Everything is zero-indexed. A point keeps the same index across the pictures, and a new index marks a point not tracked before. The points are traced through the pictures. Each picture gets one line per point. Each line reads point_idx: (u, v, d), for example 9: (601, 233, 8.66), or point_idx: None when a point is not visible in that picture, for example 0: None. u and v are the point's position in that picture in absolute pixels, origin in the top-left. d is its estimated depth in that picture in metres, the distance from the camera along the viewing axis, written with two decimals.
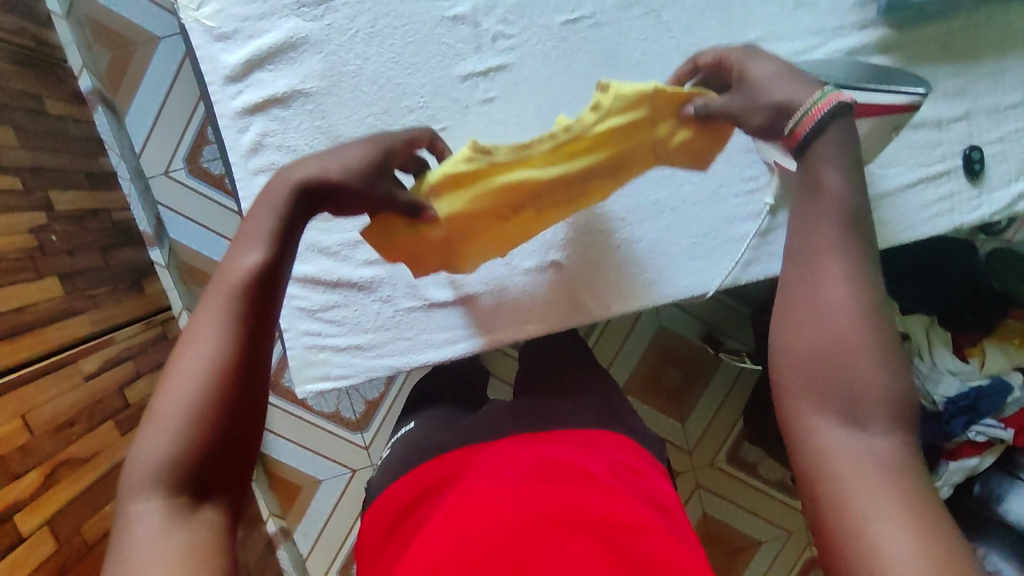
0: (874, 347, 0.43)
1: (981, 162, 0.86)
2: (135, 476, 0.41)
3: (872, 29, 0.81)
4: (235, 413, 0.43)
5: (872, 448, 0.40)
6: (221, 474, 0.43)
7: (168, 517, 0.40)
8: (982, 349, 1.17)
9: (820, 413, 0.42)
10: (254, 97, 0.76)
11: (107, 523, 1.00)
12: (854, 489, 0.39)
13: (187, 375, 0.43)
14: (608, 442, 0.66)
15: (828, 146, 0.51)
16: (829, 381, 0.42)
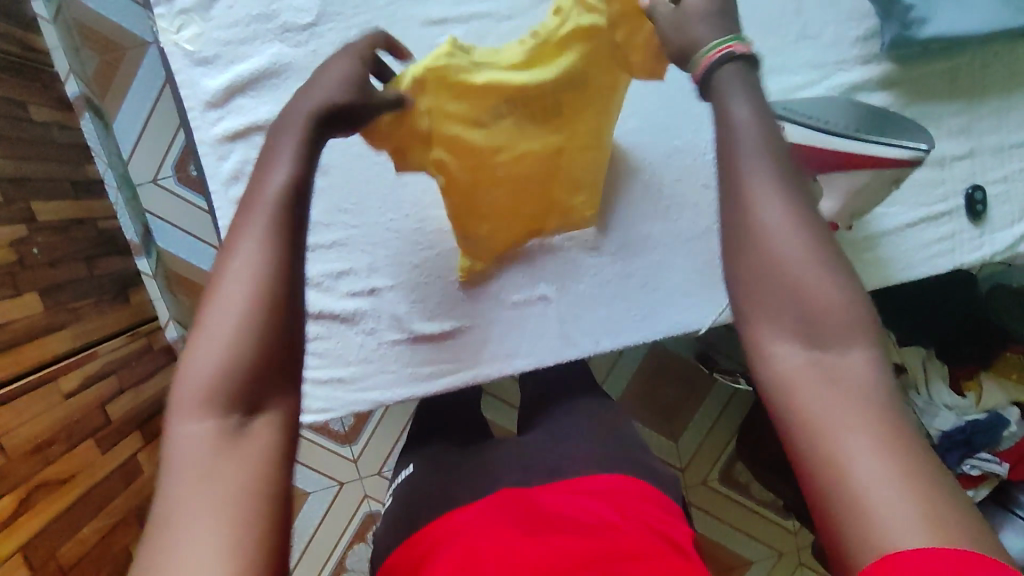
0: (821, 265, 0.39)
1: (983, 202, 0.84)
2: (181, 405, 0.37)
3: (876, 65, 0.78)
4: (282, 336, 0.39)
5: (846, 373, 0.37)
6: (265, 399, 0.38)
7: (221, 450, 0.36)
8: (979, 384, 1.14)
9: (778, 343, 0.38)
10: (235, 124, 0.74)
11: (82, 547, 0.99)
12: (835, 419, 0.35)
13: (229, 296, 0.39)
14: (625, 489, 0.59)
15: (731, 79, 0.45)
16: (783, 304, 0.39)
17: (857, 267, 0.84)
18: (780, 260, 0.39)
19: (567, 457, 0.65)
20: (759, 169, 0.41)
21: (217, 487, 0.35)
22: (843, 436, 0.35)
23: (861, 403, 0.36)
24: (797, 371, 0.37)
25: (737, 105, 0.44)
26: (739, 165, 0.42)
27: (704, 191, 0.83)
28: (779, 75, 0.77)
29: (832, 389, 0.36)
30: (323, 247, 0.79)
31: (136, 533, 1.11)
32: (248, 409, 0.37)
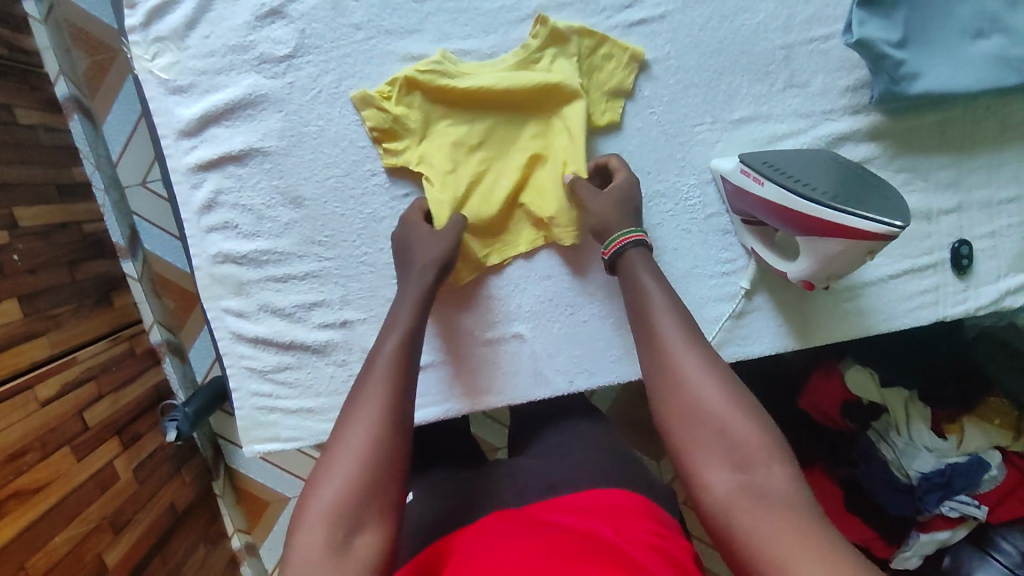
0: (738, 406, 0.54)
1: (969, 257, 0.83)
2: (311, 512, 0.50)
3: (864, 115, 0.78)
4: (387, 460, 0.54)
5: (764, 486, 0.50)
6: (359, 510, 0.51)
7: (336, 545, 0.49)
8: (961, 427, 1.13)
9: (717, 468, 0.52)
10: (208, 153, 0.73)
11: (53, 556, 0.99)
12: (756, 524, 0.48)
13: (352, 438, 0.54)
14: (616, 501, 0.64)
15: (636, 263, 0.67)
16: (710, 439, 0.54)
17: (839, 317, 0.83)
18: (699, 403, 0.55)
19: (566, 479, 0.69)
20: (679, 340, 0.60)
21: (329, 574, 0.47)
22: (764, 535, 0.47)
23: (778, 511, 0.48)
24: (723, 488, 0.51)
25: (658, 295, 0.64)
26: (666, 338, 0.60)
27: (684, 237, 0.80)
28: (770, 123, 0.78)
29: (751, 501, 0.50)
30: (296, 278, 0.76)
31: (111, 539, 1.12)
32: (357, 515, 0.50)
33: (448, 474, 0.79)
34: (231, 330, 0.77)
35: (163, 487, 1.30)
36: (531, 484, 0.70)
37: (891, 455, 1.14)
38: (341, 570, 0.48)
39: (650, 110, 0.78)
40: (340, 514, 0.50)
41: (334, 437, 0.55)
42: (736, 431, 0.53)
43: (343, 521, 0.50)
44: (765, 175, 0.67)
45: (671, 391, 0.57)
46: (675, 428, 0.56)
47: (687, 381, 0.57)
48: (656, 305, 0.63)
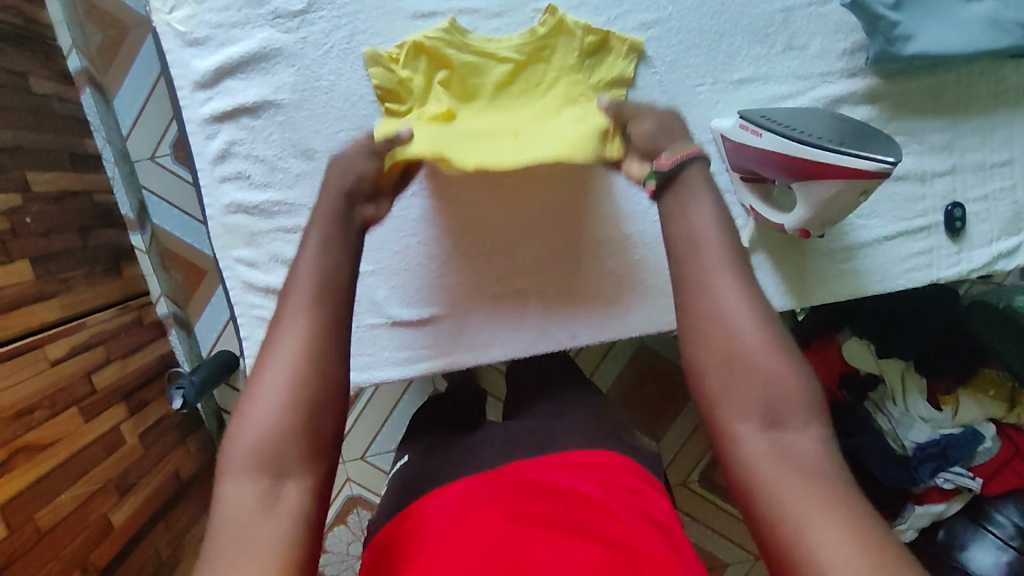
0: (783, 348, 0.48)
1: (962, 219, 0.85)
2: (240, 454, 0.45)
3: (861, 78, 0.80)
4: (321, 403, 0.47)
5: (794, 449, 0.45)
6: (288, 458, 0.45)
7: (262, 500, 0.44)
8: (957, 398, 1.15)
9: (745, 421, 0.47)
10: (223, 104, 0.75)
11: (61, 511, 1.00)
12: (785, 487, 0.43)
13: (280, 376, 0.47)
14: (602, 463, 0.66)
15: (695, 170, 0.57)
16: (749, 390, 0.47)
17: (834, 278, 0.85)
18: (740, 344, 0.48)
19: (551, 439, 0.72)
20: (728, 274, 0.51)
21: (257, 527, 0.43)
22: (789, 497, 0.43)
23: (804, 474, 0.44)
24: (756, 447, 0.46)
25: (710, 223, 0.53)
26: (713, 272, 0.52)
27: None
28: (769, 84, 0.80)
29: (783, 464, 0.44)
30: None
31: (115, 501, 1.13)
32: (284, 460, 0.45)
33: (442, 437, 0.81)
34: (242, 280, 0.79)
35: (168, 455, 1.32)
36: (524, 442, 0.72)
37: (887, 425, 1.17)
38: (268, 522, 0.43)
39: (653, 70, 0.80)
40: (257, 465, 0.45)
41: (258, 367, 0.48)
42: (780, 384, 0.47)
43: (264, 470, 0.45)
44: (763, 127, 0.69)
45: (713, 331, 0.49)
46: (712, 371, 0.49)
47: (730, 323, 0.49)
48: (703, 234, 0.53)
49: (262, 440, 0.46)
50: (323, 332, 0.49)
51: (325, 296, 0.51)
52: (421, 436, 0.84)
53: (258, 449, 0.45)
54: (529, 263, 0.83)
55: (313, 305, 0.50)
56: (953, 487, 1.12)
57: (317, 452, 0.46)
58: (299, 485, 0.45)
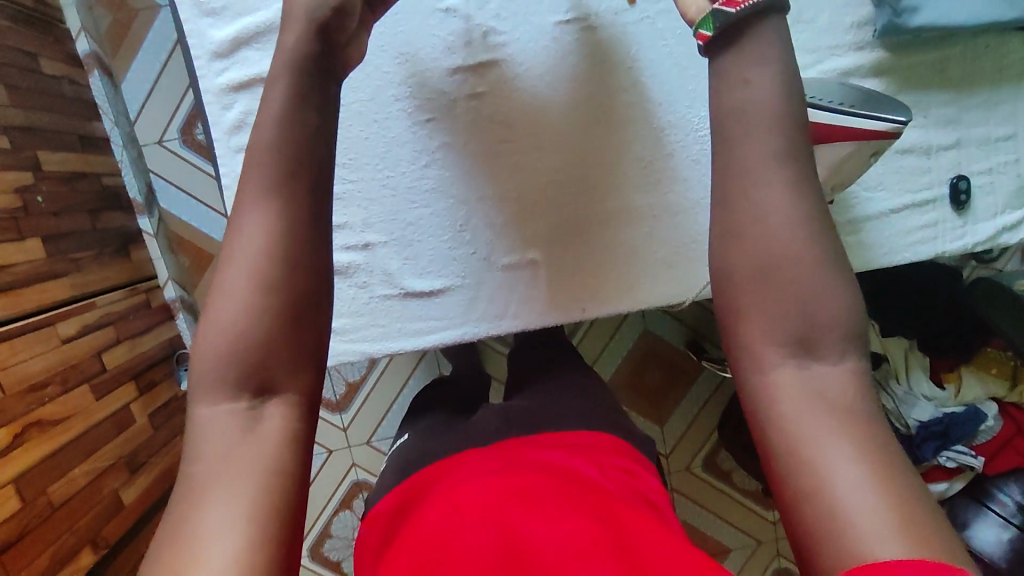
0: (827, 271, 0.48)
1: (967, 193, 0.86)
2: (210, 351, 0.47)
3: (869, 51, 0.81)
4: (298, 303, 0.48)
5: (824, 379, 0.46)
6: (269, 359, 0.47)
7: (241, 398, 0.46)
8: (959, 375, 1.17)
9: (777, 343, 0.47)
10: (239, 75, 0.76)
11: (72, 486, 1.01)
12: (801, 413, 0.45)
13: (247, 273, 0.48)
14: (599, 443, 0.67)
15: (755, 51, 0.54)
16: (780, 309, 0.48)
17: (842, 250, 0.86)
18: (780, 260, 0.48)
19: (552, 415, 0.73)
20: (771, 175, 0.50)
21: (237, 428, 0.45)
22: (807, 426, 0.44)
23: (831, 407, 0.45)
24: (781, 370, 0.47)
25: (759, 118, 0.52)
26: (751, 170, 0.51)
27: (694, 166, 0.83)
28: None
29: (811, 393, 0.46)
30: None
31: (126, 479, 1.14)
32: (262, 361, 0.47)
33: (446, 417, 0.82)
34: None
35: (176, 437, 1.32)
36: (520, 418, 0.72)
37: (891, 405, 1.16)
38: (252, 420, 0.45)
39: (662, 42, 0.82)
40: (229, 364, 0.46)
41: (224, 262, 0.49)
42: (816, 308, 0.47)
43: (240, 371, 0.46)
44: None
45: (745, 241, 0.49)
46: (746, 285, 0.49)
47: (772, 230, 0.49)
48: (760, 120, 0.51)
49: (231, 338, 0.47)
50: (293, 235, 0.49)
51: (292, 196, 0.50)
52: (419, 417, 0.84)
53: (229, 348, 0.47)
54: (547, 228, 0.84)
55: (283, 202, 0.50)
56: (956, 465, 1.14)
57: (296, 351, 0.48)
58: (280, 385, 0.47)
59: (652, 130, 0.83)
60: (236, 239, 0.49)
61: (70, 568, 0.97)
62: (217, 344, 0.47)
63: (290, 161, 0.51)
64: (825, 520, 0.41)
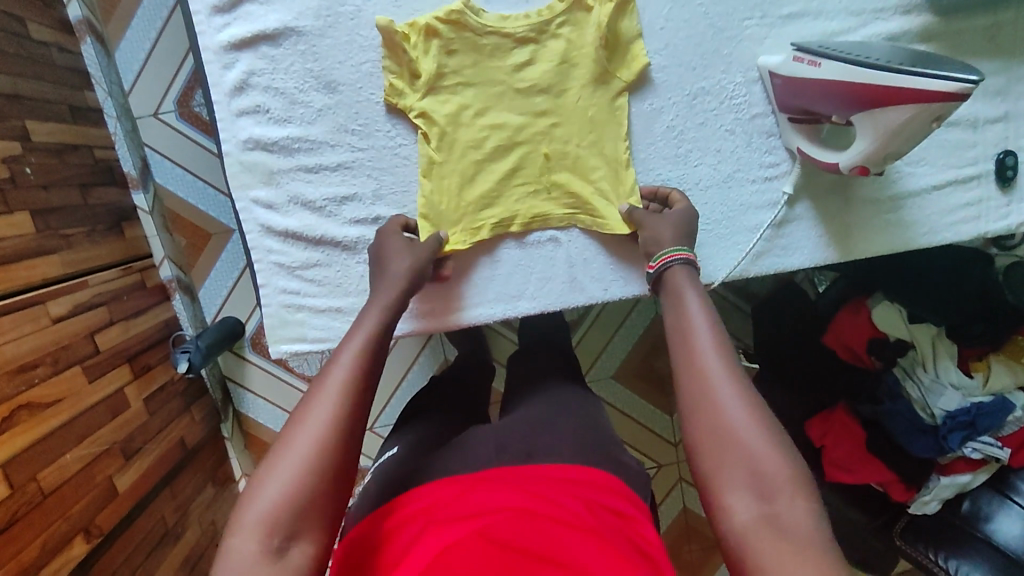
0: (768, 433, 0.50)
1: (1014, 168, 0.81)
2: (254, 515, 0.47)
3: (915, 15, 0.76)
4: (340, 472, 0.50)
5: (788, 526, 0.46)
6: (304, 521, 0.48)
7: (271, 553, 0.46)
8: (988, 364, 1.12)
9: (738, 500, 0.48)
10: (241, 31, 0.70)
11: (64, 473, 0.96)
12: (773, 565, 0.44)
13: (305, 440, 0.50)
14: (594, 483, 0.61)
15: (679, 275, 0.64)
16: (737, 474, 0.49)
17: (878, 228, 0.82)
18: (728, 433, 0.51)
19: (544, 448, 0.68)
20: (718, 362, 0.55)
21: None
22: None
23: (801, 555, 0.44)
24: (746, 522, 0.47)
25: (695, 317, 0.59)
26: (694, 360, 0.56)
27: (727, 138, 0.78)
28: (820, 20, 0.76)
29: (773, 535, 0.46)
30: (328, 169, 0.74)
31: (120, 465, 1.09)
32: (294, 525, 0.47)
33: (439, 430, 0.76)
34: (260, 223, 0.75)
35: (172, 423, 1.27)
36: (511, 447, 0.68)
37: (916, 394, 1.13)
38: None
39: (698, 2, 0.75)
40: (272, 524, 0.47)
41: (287, 429, 0.52)
42: (768, 467, 0.48)
43: (277, 526, 0.47)
44: (823, 56, 0.65)
45: (702, 417, 0.53)
46: (704, 455, 0.51)
47: (723, 407, 0.52)
48: (693, 321, 0.59)
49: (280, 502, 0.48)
50: (354, 409, 0.53)
51: (363, 377, 0.55)
52: (413, 423, 0.78)
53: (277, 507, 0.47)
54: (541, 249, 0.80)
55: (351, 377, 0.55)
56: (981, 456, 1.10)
57: (322, 517, 0.49)
58: (303, 550, 0.47)
59: (687, 94, 0.77)
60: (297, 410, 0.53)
61: (62, 558, 0.92)
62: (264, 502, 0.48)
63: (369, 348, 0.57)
64: None
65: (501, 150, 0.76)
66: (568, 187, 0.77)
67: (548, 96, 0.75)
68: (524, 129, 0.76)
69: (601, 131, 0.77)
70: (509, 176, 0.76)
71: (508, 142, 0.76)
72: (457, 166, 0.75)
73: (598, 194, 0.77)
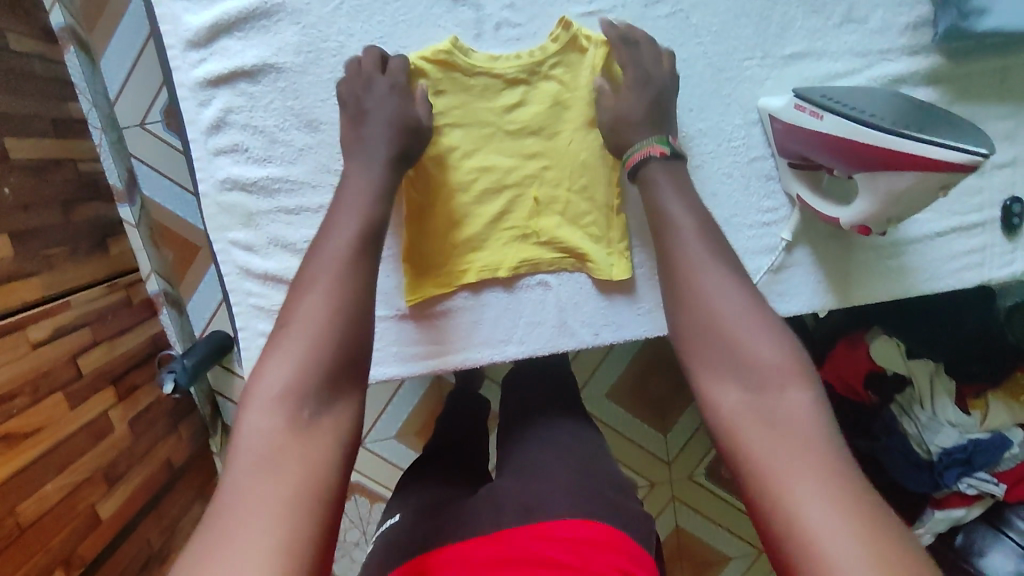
0: (760, 324, 0.52)
1: (1021, 216, 0.78)
2: (264, 390, 0.47)
3: (922, 57, 0.72)
4: (356, 347, 0.51)
5: (781, 413, 0.47)
6: (322, 390, 0.48)
7: (294, 419, 0.46)
8: (986, 403, 1.09)
9: (731, 387, 0.50)
10: (218, 67, 0.67)
11: (44, 504, 0.94)
12: (764, 448, 0.46)
13: (311, 318, 0.51)
14: (596, 541, 0.57)
15: (656, 173, 0.64)
16: (729, 362, 0.51)
17: (878, 276, 0.79)
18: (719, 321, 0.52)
19: (540, 502, 0.63)
20: (712, 259, 0.56)
21: (292, 458, 0.44)
22: (776, 463, 0.44)
23: (790, 436, 0.46)
24: (728, 405, 0.49)
25: (682, 213, 0.60)
26: (691, 248, 0.58)
27: (725, 181, 0.75)
28: (824, 61, 0.72)
29: (762, 423, 0.47)
30: (310, 211, 0.71)
31: (104, 492, 1.08)
32: (314, 395, 0.48)
33: (439, 492, 0.74)
34: (238, 265, 0.72)
35: (159, 443, 1.26)
36: (507, 506, 0.64)
37: (912, 429, 1.09)
38: (303, 444, 0.45)
39: (697, 40, 0.72)
40: (293, 392, 0.47)
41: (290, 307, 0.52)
42: (759, 357, 0.50)
43: (300, 401, 0.47)
44: (824, 108, 0.62)
45: (696, 306, 0.54)
46: (697, 345, 0.53)
47: (717, 298, 0.54)
48: (682, 220, 0.60)
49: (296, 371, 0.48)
50: (359, 289, 0.53)
51: (359, 260, 0.56)
52: (413, 491, 0.75)
53: (291, 386, 0.48)
54: (530, 294, 0.77)
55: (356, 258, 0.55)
56: (976, 492, 1.07)
57: (340, 386, 0.50)
58: (332, 420, 0.48)
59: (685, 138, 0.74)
60: (301, 289, 0.53)
61: None
62: (283, 374, 0.48)
63: (363, 230, 0.57)
64: (801, 553, 0.40)
65: (489, 190, 0.74)
66: (556, 233, 0.75)
67: (539, 137, 0.74)
68: (514, 171, 0.74)
69: (594, 173, 0.75)
70: (497, 220, 0.75)
71: (498, 182, 0.74)
72: (444, 210, 0.74)
73: (588, 240, 0.76)
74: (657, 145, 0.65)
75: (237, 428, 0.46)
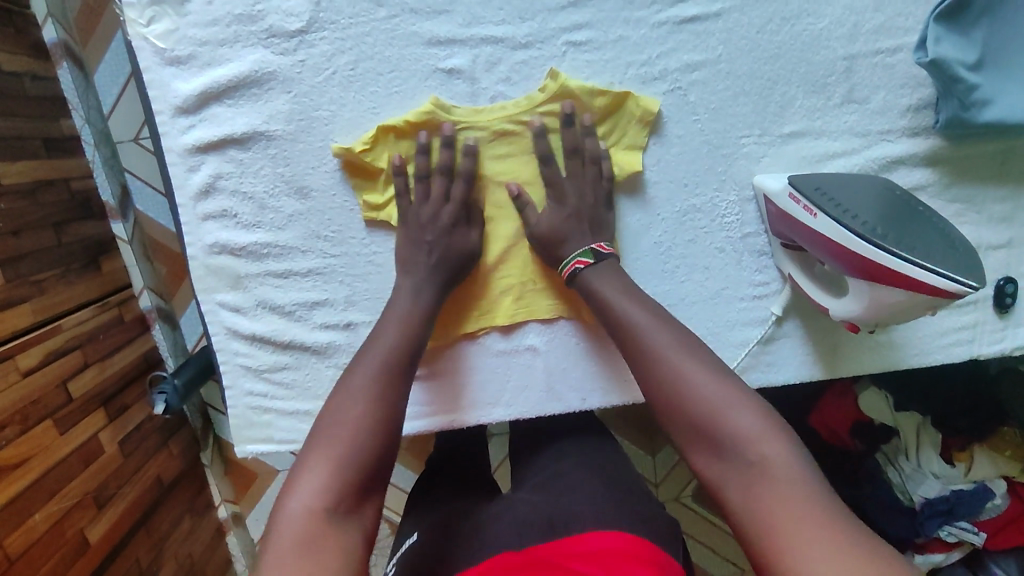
0: (732, 398, 0.56)
1: (1013, 296, 0.77)
2: (298, 483, 0.51)
3: (923, 138, 0.73)
4: (376, 447, 0.55)
5: (769, 473, 0.50)
6: (351, 480, 0.52)
7: (324, 507, 0.50)
8: (970, 455, 1.04)
9: (720, 465, 0.53)
10: (208, 134, 0.68)
11: (32, 534, 0.96)
12: (768, 505, 0.48)
13: (341, 420, 0.55)
14: (589, 552, 0.51)
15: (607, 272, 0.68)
16: (708, 441, 0.54)
17: (868, 352, 0.78)
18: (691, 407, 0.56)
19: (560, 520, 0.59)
20: (675, 347, 0.60)
21: (318, 540, 0.47)
22: (783, 523, 0.47)
23: (788, 490, 0.48)
24: (729, 481, 0.52)
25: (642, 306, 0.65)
26: (651, 343, 0.62)
27: (717, 255, 0.75)
28: (822, 140, 0.72)
29: (762, 483, 0.50)
30: (299, 275, 0.72)
31: (93, 515, 1.09)
32: (342, 486, 0.52)
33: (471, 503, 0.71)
34: (226, 326, 0.73)
35: (150, 459, 1.27)
36: (533, 519, 0.60)
37: (897, 479, 1.08)
38: (325, 529, 0.48)
39: (693, 118, 0.72)
40: (328, 477, 0.51)
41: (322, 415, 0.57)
42: (735, 427, 0.53)
43: (328, 493, 0.51)
44: (819, 207, 0.61)
45: (668, 398, 0.58)
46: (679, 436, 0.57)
47: (680, 391, 0.57)
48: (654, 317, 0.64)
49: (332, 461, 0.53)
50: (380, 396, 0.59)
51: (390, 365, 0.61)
52: (427, 510, 0.70)
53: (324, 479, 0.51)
54: (523, 362, 0.77)
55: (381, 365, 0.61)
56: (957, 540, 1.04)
57: (367, 475, 0.54)
58: (355, 512, 0.51)
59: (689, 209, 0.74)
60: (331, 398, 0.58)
61: None
62: (312, 472, 0.52)
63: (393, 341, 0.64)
64: None
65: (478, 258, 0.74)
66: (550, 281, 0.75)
67: None
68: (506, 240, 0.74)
69: None
70: (484, 288, 0.75)
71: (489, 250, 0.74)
72: None
73: None
74: (579, 259, 0.69)
75: (274, 520, 0.50)
